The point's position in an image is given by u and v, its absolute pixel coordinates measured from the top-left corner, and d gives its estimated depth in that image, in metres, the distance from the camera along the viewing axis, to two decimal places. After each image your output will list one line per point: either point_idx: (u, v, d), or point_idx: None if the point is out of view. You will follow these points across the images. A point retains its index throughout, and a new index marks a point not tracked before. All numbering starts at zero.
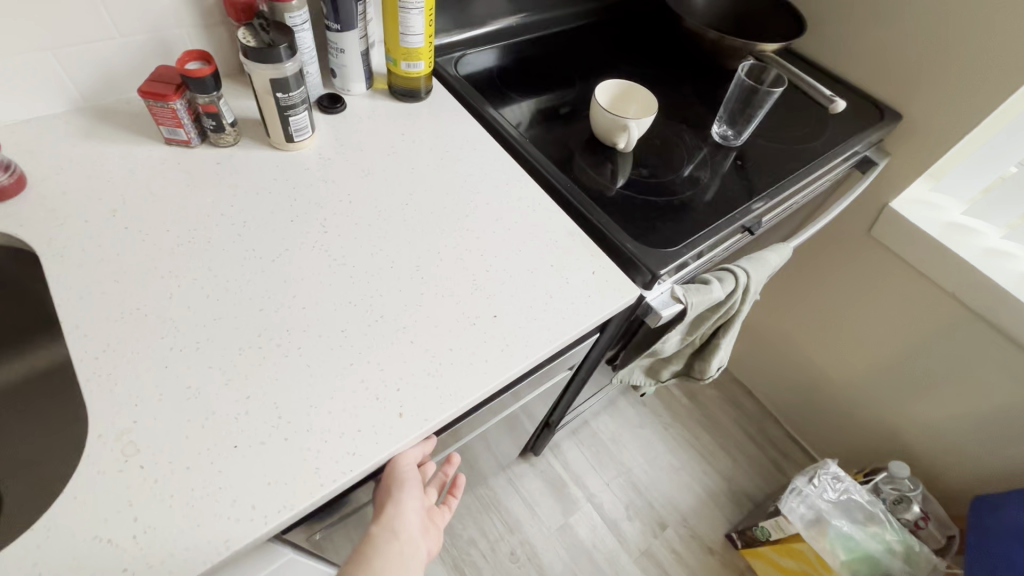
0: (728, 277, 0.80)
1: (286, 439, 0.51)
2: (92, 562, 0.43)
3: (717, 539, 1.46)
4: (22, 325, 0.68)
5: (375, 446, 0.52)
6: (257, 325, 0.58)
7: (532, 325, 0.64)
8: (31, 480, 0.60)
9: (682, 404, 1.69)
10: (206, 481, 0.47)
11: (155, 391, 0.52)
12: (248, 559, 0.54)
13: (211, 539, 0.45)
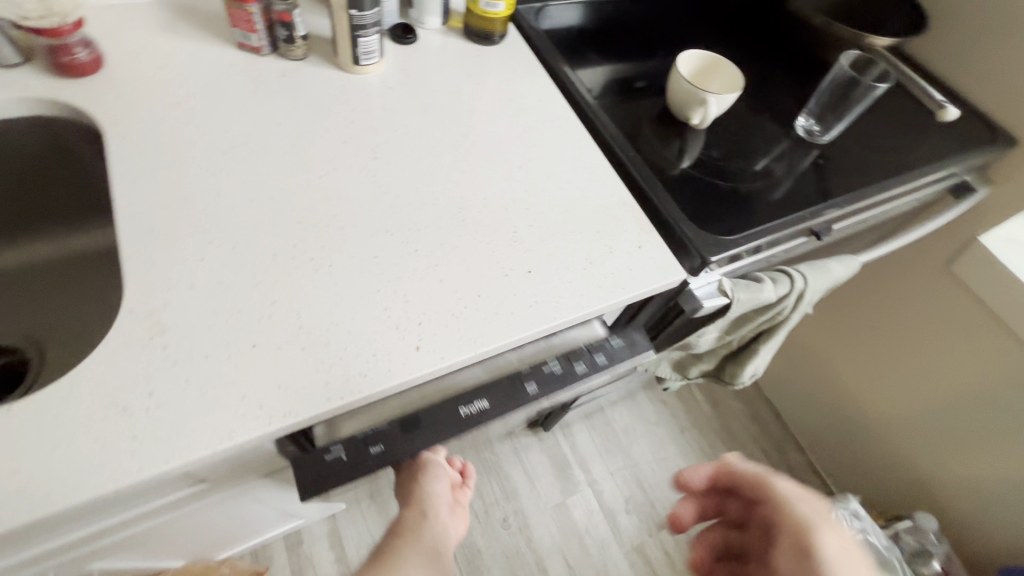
0: (783, 280, 0.75)
1: (303, 348, 0.51)
2: (104, 425, 0.44)
3: None
4: (74, 207, 0.73)
5: (387, 373, 0.51)
6: (294, 236, 0.58)
7: (566, 287, 0.61)
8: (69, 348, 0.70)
9: (703, 411, 1.63)
10: (221, 373, 0.48)
11: (188, 280, 0.53)
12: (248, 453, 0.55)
13: (217, 427, 0.46)
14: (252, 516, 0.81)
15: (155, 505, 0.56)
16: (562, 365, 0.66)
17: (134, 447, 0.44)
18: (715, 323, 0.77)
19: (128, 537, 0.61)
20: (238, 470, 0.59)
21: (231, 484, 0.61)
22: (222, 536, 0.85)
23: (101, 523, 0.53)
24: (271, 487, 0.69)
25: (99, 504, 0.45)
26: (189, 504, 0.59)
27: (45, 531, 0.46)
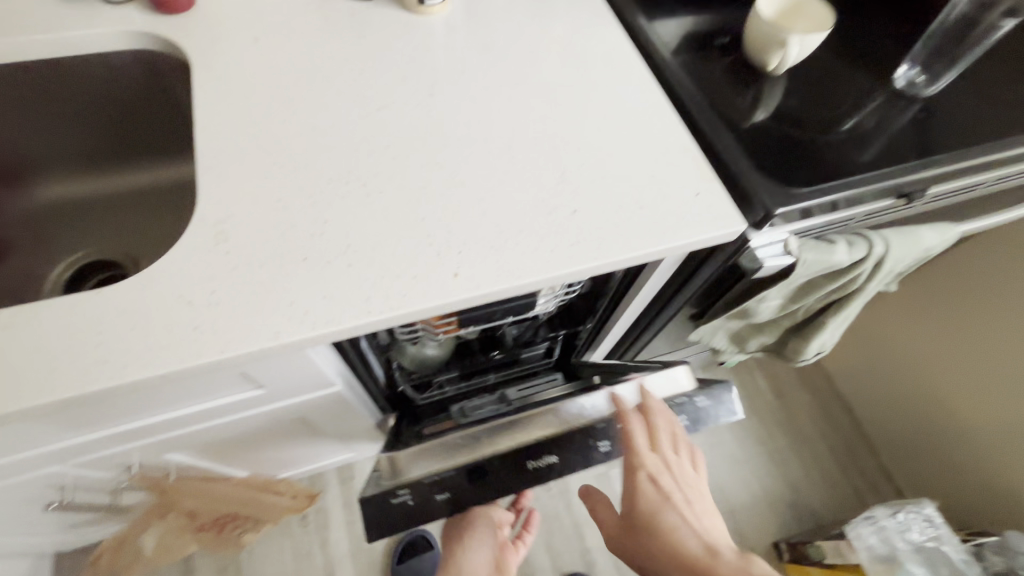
0: (861, 244, 0.68)
1: (348, 266, 0.53)
2: (172, 313, 0.49)
3: (763, 544, 1.36)
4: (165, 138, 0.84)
5: (424, 295, 0.53)
6: (349, 163, 0.60)
7: (612, 229, 0.59)
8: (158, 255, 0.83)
9: (765, 399, 1.54)
10: (274, 280, 0.52)
11: (251, 195, 0.56)
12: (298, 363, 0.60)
13: (266, 326, 0.49)
14: (306, 429, 0.88)
15: (218, 400, 0.62)
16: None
17: (194, 337, 0.48)
18: (778, 287, 0.72)
19: (197, 429, 0.68)
20: (289, 381, 0.64)
21: (281, 390, 0.65)
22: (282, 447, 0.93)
23: (170, 410, 0.60)
24: (317, 398, 0.73)
25: (166, 385, 0.50)
26: (246, 404, 0.65)
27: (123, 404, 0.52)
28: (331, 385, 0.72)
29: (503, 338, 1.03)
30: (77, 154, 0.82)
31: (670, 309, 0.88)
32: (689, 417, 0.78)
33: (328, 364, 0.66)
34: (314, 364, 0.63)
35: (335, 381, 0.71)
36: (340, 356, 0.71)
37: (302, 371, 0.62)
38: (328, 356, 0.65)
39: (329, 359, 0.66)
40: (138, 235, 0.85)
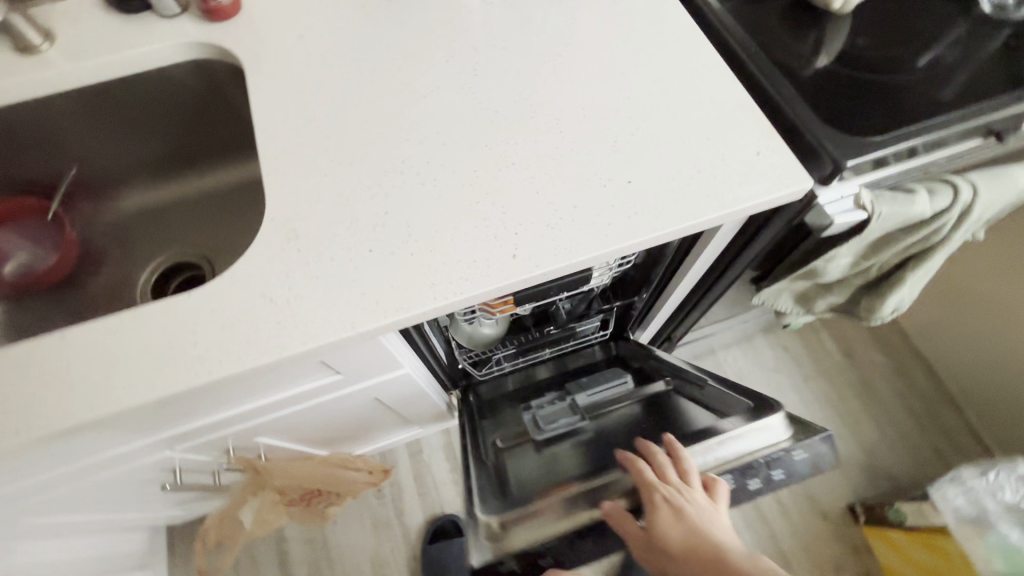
0: (944, 191, 0.63)
1: (411, 254, 0.55)
2: (257, 310, 0.53)
3: (837, 508, 1.33)
4: (226, 143, 0.88)
5: (486, 279, 0.54)
6: (402, 152, 0.61)
7: (670, 197, 0.58)
8: (233, 255, 0.89)
9: (833, 360, 1.48)
10: (344, 272, 0.54)
11: (314, 193, 0.59)
12: (372, 347, 0.63)
13: (341, 318, 0.52)
14: (380, 411, 0.92)
15: (302, 387, 0.66)
16: (733, 483, 0.66)
17: (279, 330, 0.52)
18: (850, 244, 0.68)
19: (285, 415, 0.73)
20: (363, 365, 0.67)
21: (357, 374, 0.69)
22: (360, 428, 0.99)
23: (263, 398, 0.65)
24: (388, 381, 0.77)
25: (259, 377, 0.54)
26: (327, 388, 0.70)
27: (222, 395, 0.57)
28: (400, 368, 0.75)
29: (559, 313, 1.04)
30: (152, 165, 0.88)
31: (730, 273, 0.86)
32: (784, 472, 0.65)
33: (398, 348, 0.70)
34: (385, 349, 0.66)
35: (402, 364, 0.74)
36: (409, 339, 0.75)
37: (375, 356, 0.66)
38: (398, 340, 0.69)
39: (399, 342, 0.70)
40: (213, 237, 0.91)
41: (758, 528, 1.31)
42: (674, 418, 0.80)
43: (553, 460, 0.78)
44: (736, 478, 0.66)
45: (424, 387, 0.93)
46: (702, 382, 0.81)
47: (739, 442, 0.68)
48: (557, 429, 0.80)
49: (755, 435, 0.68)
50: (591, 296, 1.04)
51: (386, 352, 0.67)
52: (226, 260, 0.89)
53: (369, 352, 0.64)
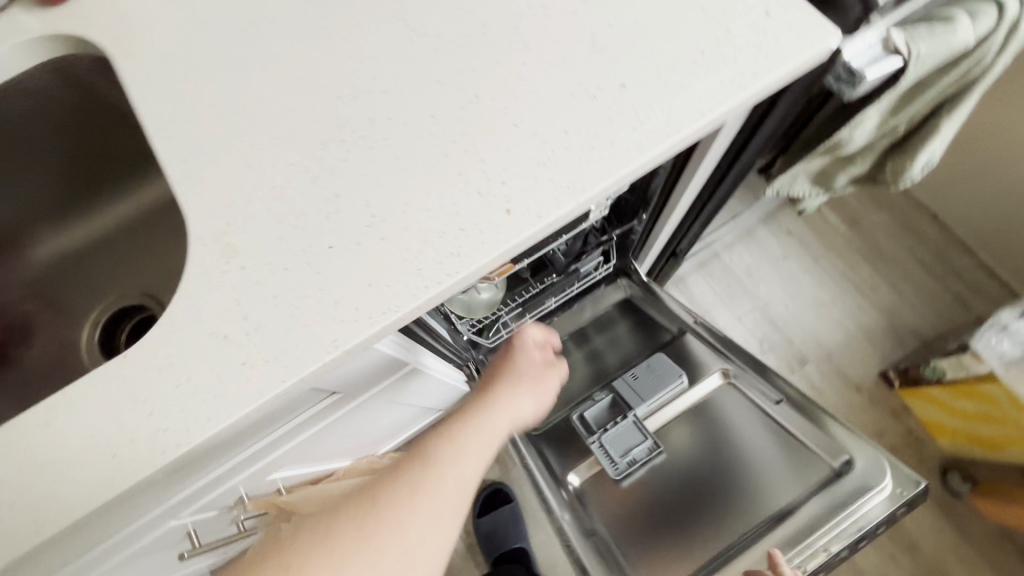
0: (986, 12, 0.53)
1: (382, 239, 0.44)
2: (213, 354, 0.42)
3: (869, 377, 1.32)
4: (133, 158, 0.75)
5: (481, 246, 0.43)
6: (337, 115, 0.48)
7: (676, 93, 0.47)
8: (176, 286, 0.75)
9: (839, 234, 1.43)
10: (305, 281, 0.43)
11: (243, 193, 0.47)
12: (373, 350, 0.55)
13: (318, 338, 0.42)
14: (395, 409, 0.85)
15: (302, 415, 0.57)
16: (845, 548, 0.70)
17: (247, 373, 0.42)
18: (882, 100, 0.58)
19: (294, 446, 0.65)
20: (364, 374, 0.58)
21: (360, 385, 0.60)
22: (381, 430, 0.92)
23: (260, 441, 0.56)
24: (395, 379, 0.69)
25: (243, 429, 0.45)
26: (331, 409, 0.61)
27: (210, 461, 0.48)
28: (405, 363, 0.67)
29: (556, 259, 0.95)
30: (50, 203, 0.74)
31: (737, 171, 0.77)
32: (885, 523, 0.71)
33: (397, 347, 0.61)
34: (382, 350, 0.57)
35: (406, 359, 0.66)
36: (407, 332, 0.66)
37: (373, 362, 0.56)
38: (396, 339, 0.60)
39: (396, 340, 0.61)
40: (150, 269, 0.77)
41: None
42: (747, 436, 0.85)
43: (637, 495, 0.84)
44: (849, 548, 0.71)
45: (434, 372, 0.85)
46: (778, 399, 0.83)
47: (855, 515, 0.71)
48: (634, 462, 0.85)
49: (868, 504, 0.71)
50: (586, 232, 0.94)
51: (385, 353, 0.58)
52: (171, 293, 0.76)
53: (367, 360, 0.54)
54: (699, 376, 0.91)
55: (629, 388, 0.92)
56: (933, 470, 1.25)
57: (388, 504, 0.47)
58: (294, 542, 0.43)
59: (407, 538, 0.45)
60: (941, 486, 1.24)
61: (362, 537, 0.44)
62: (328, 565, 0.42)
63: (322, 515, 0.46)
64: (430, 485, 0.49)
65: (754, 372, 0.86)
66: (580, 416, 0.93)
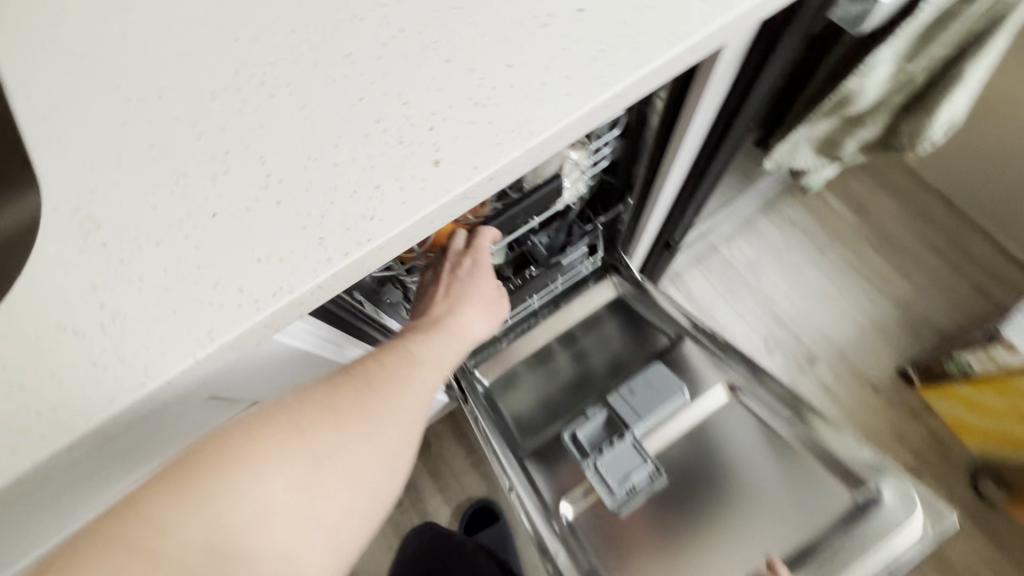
0: None
1: (277, 203, 0.35)
2: (57, 354, 0.33)
3: (886, 376, 1.21)
4: None
5: (401, 207, 0.34)
6: (230, 56, 0.38)
7: (648, 16, 0.38)
8: None
9: (846, 222, 1.33)
10: (179, 257, 0.34)
11: (109, 154, 0.37)
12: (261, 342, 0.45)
13: (190, 329, 0.33)
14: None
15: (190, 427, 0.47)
16: None
17: (99, 376, 0.32)
18: (893, 36, 0.50)
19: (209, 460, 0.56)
20: (258, 368, 0.49)
21: (245, 384, 0.50)
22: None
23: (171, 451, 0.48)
24: (298, 376, 0.60)
25: (93, 456, 0.35)
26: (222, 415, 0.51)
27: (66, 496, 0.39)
28: (312, 353, 0.59)
29: (536, 250, 0.86)
30: None
31: (735, 132, 0.68)
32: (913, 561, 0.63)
33: (296, 332, 0.52)
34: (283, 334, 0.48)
35: (312, 348, 0.57)
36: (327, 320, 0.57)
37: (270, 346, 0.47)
38: (298, 323, 0.51)
39: (301, 325, 0.52)
40: None
41: None
42: (759, 460, 0.75)
43: (638, 524, 0.74)
44: None
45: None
46: (790, 417, 0.73)
47: (883, 553, 0.63)
48: (632, 490, 0.75)
49: (898, 542, 0.63)
50: (569, 220, 0.87)
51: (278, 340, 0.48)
52: None
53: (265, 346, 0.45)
54: (702, 389, 0.82)
55: (624, 402, 0.82)
56: (961, 475, 1.14)
57: (387, 388, 0.46)
58: (293, 409, 0.40)
59: (404, 421, 0.45)
60: (971, 494, 1.12)
61: (365, 415, 0.43)
62: (332, 438, 0.40)
63: (313, 387, 0.43)
64: (419, 382, 0.49)
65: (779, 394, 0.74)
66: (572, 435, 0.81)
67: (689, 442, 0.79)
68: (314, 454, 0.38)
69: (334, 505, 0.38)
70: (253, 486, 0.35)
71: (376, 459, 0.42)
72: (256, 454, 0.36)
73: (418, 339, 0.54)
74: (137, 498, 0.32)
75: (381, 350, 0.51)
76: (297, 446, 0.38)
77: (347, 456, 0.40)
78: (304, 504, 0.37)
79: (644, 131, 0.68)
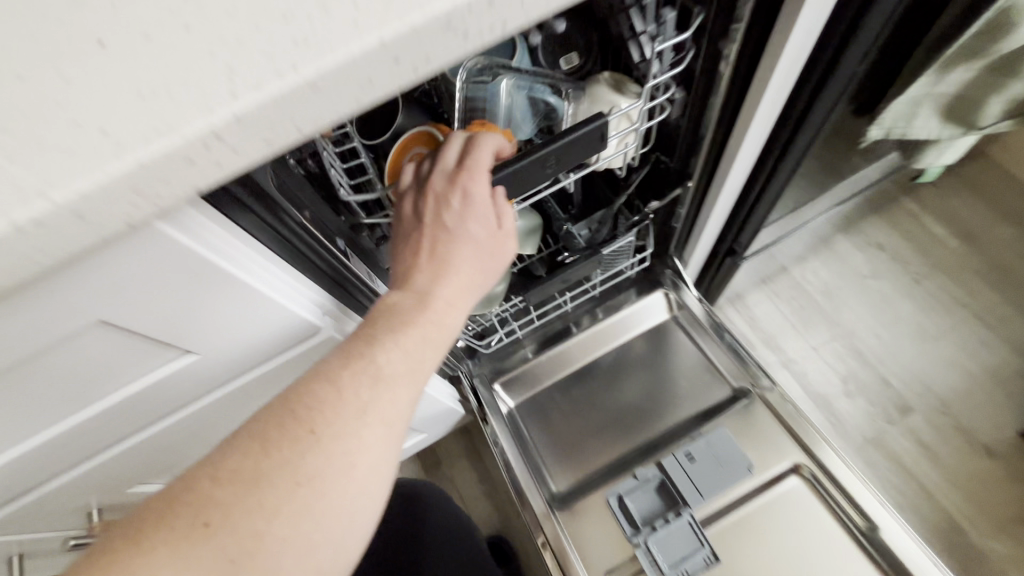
0: None
1: (186, 25, 0.23)
2: None
3: (1004, 438, 0.98)
4: None
5: (356, 34, 0.23)
6: None
7: None
8: None
9: (949, 250, 1.12)
10: (31, 91, 0.23)
11: None
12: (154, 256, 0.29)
13: (17, 181, 0.21)
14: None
15: (68, 378, 0.34)
16: None
17: None
18: None
19: (117, 439, 0.43)
20: (190, 311, 0.34)
21: (167, 335, 0.35)
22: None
23: (84, 408, 0.37)
24: (268, 347, 0.43)
25: None
26: (128, 373, 0.37)
27: None
28: (280, 312, 0.41)
29: (574, 243, 0.76)
30: None
31: (833, 84, 0.56)
32: None
33: (244, 264, 0.36)
34: (219, 253, 0.33)
35: (283, 304, 0.40)
36: (301, 264, 0.42)
37: (212, 282, 0.33)
38: (243, 249, 0.35)
39: (250, 255, 0.36)
40: None
41: (901, 483, 0.97)
42: (823, 560, 0.72)
43: None
44: None
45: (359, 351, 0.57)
46: (870, 524, 0.71)
47: None
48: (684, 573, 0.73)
49: None
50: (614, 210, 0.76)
51: (230, 278, 0.34)
52: None
53: (191, 266, 0.31)
54: (767, 461, 0.78)
55: (681, 471, 0.78)
56: None
57: (331, 429, 0.36)
58: (207, 496, 0.32)
59: (353, 476, 0.37)
60: None
61: (292, 482, 0.35)
62: (249, 523, 0.33)
63: (234, 442, 0.35)
64: (379, 408, 0.38)
65: (839, 483, 0.73)
66: (621, 501, 0.77)
67: (743, 522, 0.76)
68: (225, 552, 0.32)
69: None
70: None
71: (320, 528, 0.35)
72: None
73: (389, 338, 0.41)
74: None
75: (333, 359, 0.40)
76: (204, 556, 0.31)
77: (272, 543, 0.34)
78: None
79: (713, 89, 0.55)
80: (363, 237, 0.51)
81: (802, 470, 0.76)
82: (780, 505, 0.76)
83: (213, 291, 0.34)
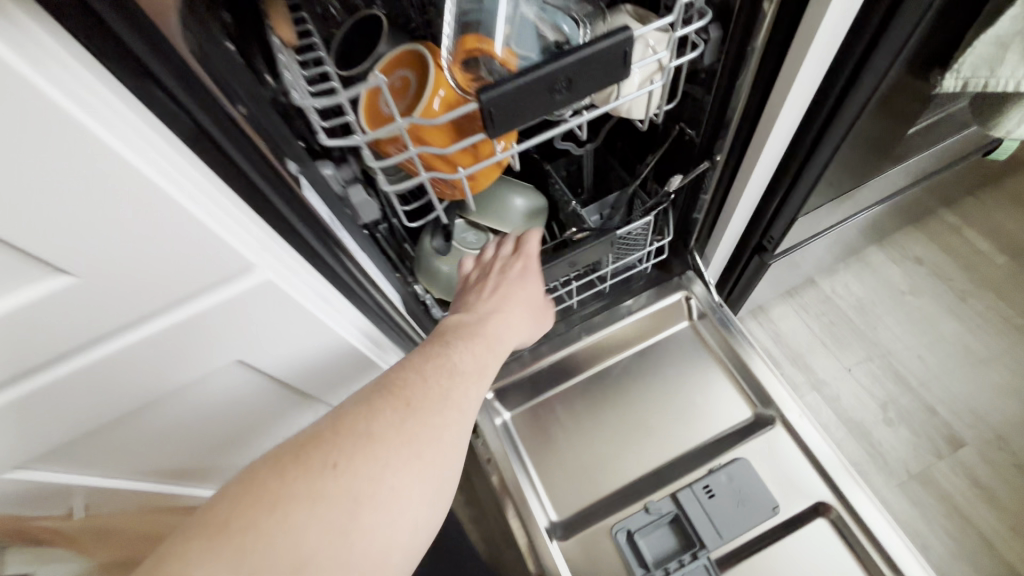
0: None
1: None
2: None
3: None
4: None
5: None
6: None
7: None
8: None
9: (997, 267, 1.02)
10: None
11: None
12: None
13: None
14: (248, 379, 0.47)
15: None
16: None
17: None
18: None
19: None
20: (58, 194, 0.26)
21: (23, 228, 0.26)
22: (259, 433, 0.59)
23: None
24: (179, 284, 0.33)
25: None
26: None
27: None
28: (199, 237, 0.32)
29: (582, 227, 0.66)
30: None
31: (898, 27, 0.47)
32: None
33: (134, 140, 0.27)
34: (90, 102, 0.25)
35: (200, 220, 0.31)
36: (213, 162, 0.32)
37: (83, 148, 0.25)
38: (130, 120, 0.27)
39: (144, 134, 0.28)
40: None
41: (954, 528, 0.83)
42: None
43: None
44: None
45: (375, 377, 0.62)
46: None
47: None
48: None
49: None
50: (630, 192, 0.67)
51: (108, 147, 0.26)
52: None
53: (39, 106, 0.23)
54: (790, 493, 0.68)
55: (698, 504, 0.68)
56: None
57: (424, 405, 0.42)
58: (331, 440, 0.37)
59: (442, 444, 0.42)
60: None
61: (398, 437, 0.39)
62: (368, 470, 0.37)
63: (349, 411, 0.40)
64: (459, 395, 0.45)
65: (872, 532, 0.63)
66: (629, 536, 0.67)
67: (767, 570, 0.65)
68: (353, 492, 0.35)
69: (381, 538, 0.36)
70: (300, 537, 0.33)
71: (415, 486, 0.39)
72: (297, 495, 0.34)
73: (462, 343, 0.50)
74: (194, 544, 0.30)
75: (412, 360, 0.47)
76: (333, 483, 0.35)
77: (386, 490, 0.37)
78: (349, 548, 0.34)
79: (755, 31, 0.47)
80: (327, 173, 0.43)
81: (829, 514, 0.66)
82: (812, 552, 0.65)
83: (87, 165, 0.26)
